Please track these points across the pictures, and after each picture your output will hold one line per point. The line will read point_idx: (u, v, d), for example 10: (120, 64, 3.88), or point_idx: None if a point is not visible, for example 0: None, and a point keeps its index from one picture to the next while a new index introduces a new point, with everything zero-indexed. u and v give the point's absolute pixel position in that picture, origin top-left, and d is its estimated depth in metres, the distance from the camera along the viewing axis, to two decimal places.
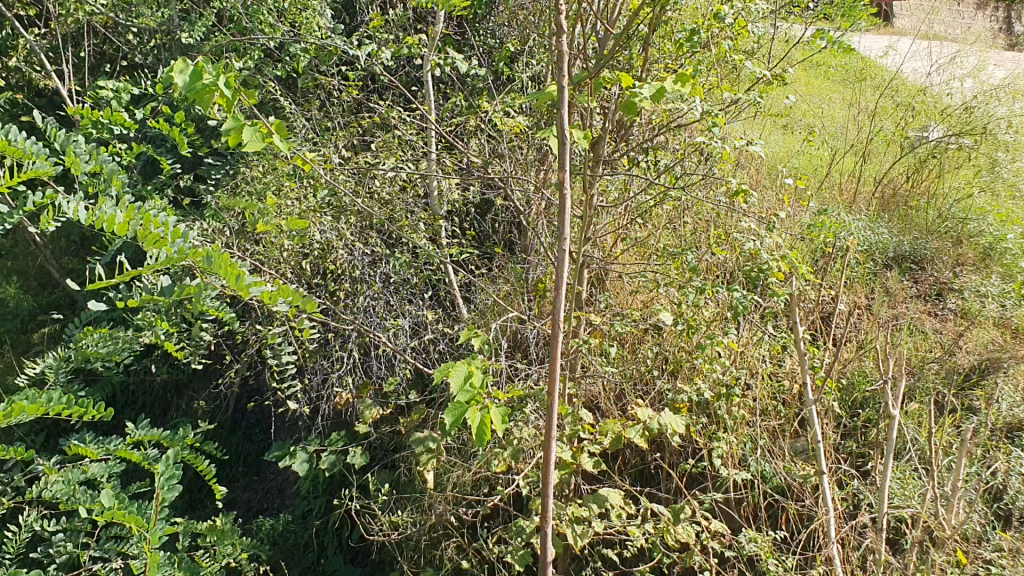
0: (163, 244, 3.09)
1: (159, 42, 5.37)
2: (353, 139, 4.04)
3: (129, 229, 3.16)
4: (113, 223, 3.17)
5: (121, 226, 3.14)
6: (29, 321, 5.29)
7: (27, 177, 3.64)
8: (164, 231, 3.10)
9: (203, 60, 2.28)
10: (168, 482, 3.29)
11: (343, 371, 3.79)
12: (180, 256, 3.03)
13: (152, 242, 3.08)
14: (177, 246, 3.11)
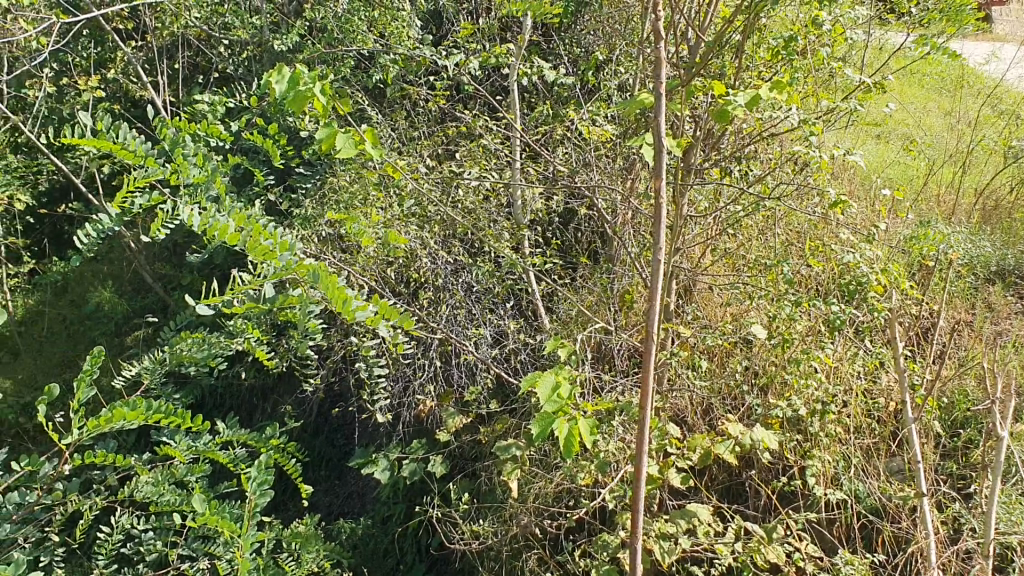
0: (272, 256, 3.23)
1: (251, 53, 5.50)
2: (439, 148, 4.07)
3: (240, 239, 3.29)
4: (224, 232, 3.30)
5: (233, 236, 3.28)
6: (124, 325, 5.46)
7: (139, 182, 3.86)
8: (273, 244, 3.23)
9: (301, 68, 2.34)
10: (261, 488, 3.28)
11: (424, 380, 3.81)
12: (288, 268, 3.19)
13: (261, 254, 3.21)
14: (284, 259, 3.23)
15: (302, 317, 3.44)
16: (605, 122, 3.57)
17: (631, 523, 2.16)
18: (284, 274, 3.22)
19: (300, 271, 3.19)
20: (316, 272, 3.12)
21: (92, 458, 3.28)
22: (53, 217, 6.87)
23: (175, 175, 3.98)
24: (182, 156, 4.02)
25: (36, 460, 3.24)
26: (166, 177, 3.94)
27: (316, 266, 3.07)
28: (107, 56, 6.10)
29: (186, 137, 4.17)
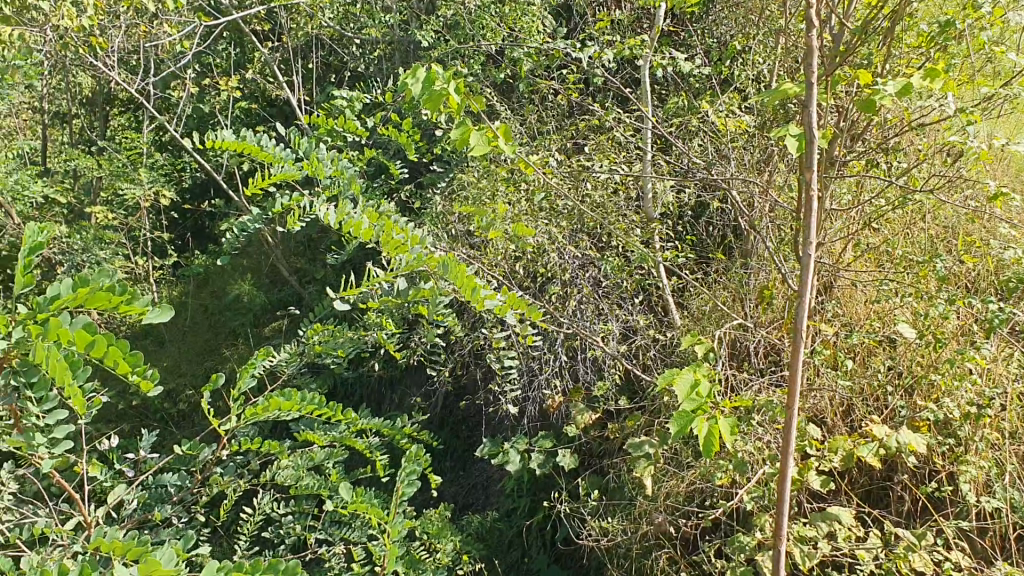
0: (403, 250, 3.35)
1: (383, 51, 5.59)
2: (568, 142, 4.05)
3: (373, 234, 3.44)
4: (358, 228, 3.45)
5: (366, 230, 3.41)
6: (261, 316, 5.68)
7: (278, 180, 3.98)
8: (404, 237, 3.35)
9: (435, 68, 2.38)
10: (409, 478, 3.25)
11: (551, 374, 3.81)
12: (418, 261, 3.30)
13: (394, 248, 3.34)
14: (415, 252, 3.34)
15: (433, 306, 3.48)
16: (740, 113, 3.47)
17: (776, 525, 2.17)
18: (415, 266, 3.33)
19: (430, 264, 3.29)
20: (447, 265, 3.17)
21: (246, 444, 3.38)
22: (195, 213, 7.19)
23: (312, 174, 4.08)
24: (318, 159, 4.10)
25: (196, 444, 3.41)
26: (303, 175, 4.06)
27: (444, 257, 3.18)
28: (245, 58, 6.42)
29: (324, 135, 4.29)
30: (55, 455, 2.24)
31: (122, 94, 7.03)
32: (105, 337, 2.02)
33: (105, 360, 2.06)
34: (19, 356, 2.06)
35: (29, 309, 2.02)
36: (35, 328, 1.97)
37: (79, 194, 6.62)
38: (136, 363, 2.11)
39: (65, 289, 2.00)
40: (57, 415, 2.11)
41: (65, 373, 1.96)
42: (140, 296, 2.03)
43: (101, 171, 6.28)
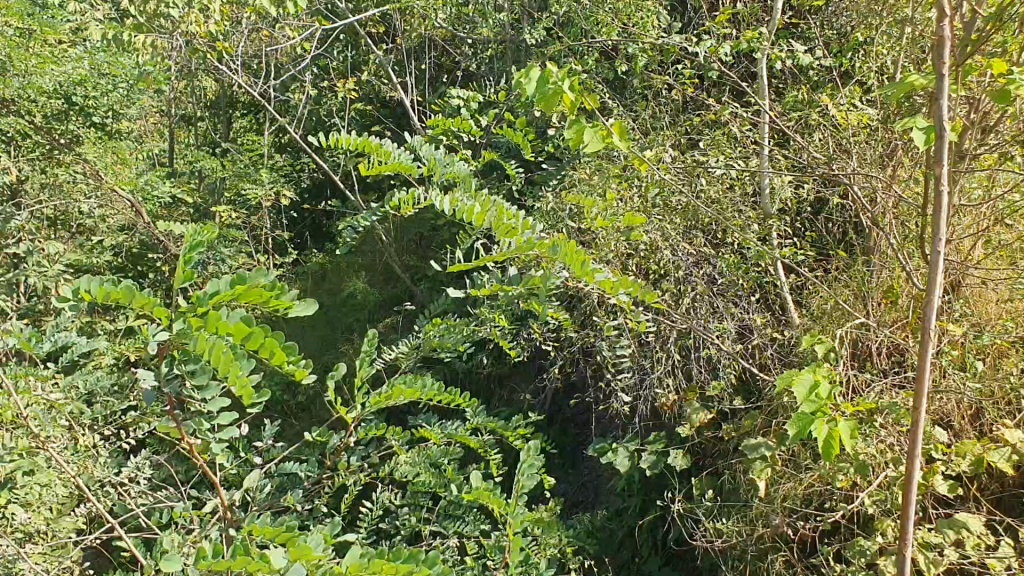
0: (515, 234, 3.42)
1: (495, 51, 5.62)
2: (681, 138, 4.00)
3: (485, 219, 3.52)
4: (472, 213, 3.56)
5: (479, 216, 3.52)
6: (375, 312, 5.82)
7: (393, 176, 4.09)
8: (516, 222, 3.43)
9: (551, 65, 2.40)
10: (529, 468, 3.06)
11: (664, 373, 3.75)
12: (528, 244, 3.36)
13: (505, 232, 3.42)
14: (526, 237, 3.41)
15: (544, 293, 3.49)
16: (862, 107, 3.38)
17: (903, 527, 2.11)
18: (525, 249, 3.38)
19: (540, 248, 3.33)
20: (557, 246, 3.28)
21: (369, 432, 3.45)
22: (313, 211, 7.40)
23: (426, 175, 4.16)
24: (435, 160, 4.19)
25: (325, 431, 3.48)
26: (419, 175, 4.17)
27: (556, 237, 3.27)
28: (361, 60, 6.56)
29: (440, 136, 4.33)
30: (219, 435, 2.36)
31: (243, 97, 7.31)
32: (260, 330, 2.15)
33: (261, 351, 2.18)
34: (180, 346, 2.16)
35: (188, 303, 2.10)
36: (196, 321, 2.10)
37: (203, 194, 6.93)
38: (289, 354, 2.22)
39: (223, 286, 2.10)
40: (220, 402, 2.21)
41: (228, 363, 2.11)
42: (288, 292, 2.12)
43: (225, 172, 6.57)
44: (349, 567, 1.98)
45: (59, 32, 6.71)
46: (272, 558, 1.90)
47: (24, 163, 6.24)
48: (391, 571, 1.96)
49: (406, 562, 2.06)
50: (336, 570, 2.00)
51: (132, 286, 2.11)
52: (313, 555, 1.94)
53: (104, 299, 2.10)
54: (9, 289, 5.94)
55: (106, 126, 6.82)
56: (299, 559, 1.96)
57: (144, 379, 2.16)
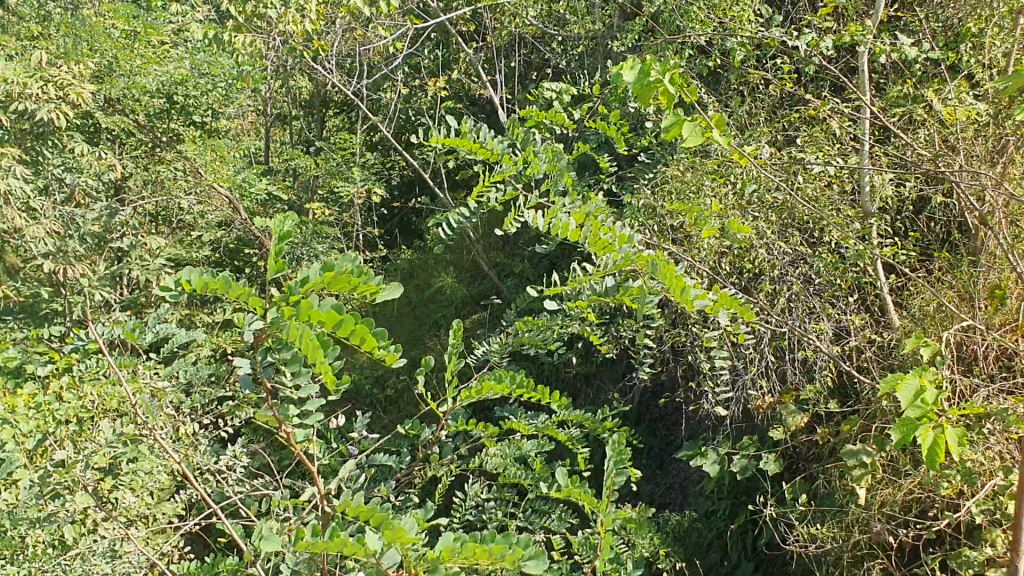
0: (611, 249, 3.36)
1: (585, 47, 5.60)
2: (777, 135, 3.93)
3: (582, 235, 3.46)
4: (567, 230, 3.48)
5: (575, 232, 3.44)
6: (462, 309, 5.87)
7: (496, 178, 4.11)
8: (612, 237, 3.35)
9: (653, 59, 2.53)
10: (618, 465, 2.89)
11: (757, 375, 3.68)
12: (626, 260, 3.33)
13: (602, 248, 3.36)
14: (624, 251, 3.34)
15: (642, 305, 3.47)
16: (971, 101, 3.26)
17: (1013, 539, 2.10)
18: (622, 265, 3.36)
19: (638, 262, 3.32)
20: (657, 264, 3.23)
21: (462, 425, 3.46)
22: (404, 209, 7.49)
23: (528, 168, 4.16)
24: (532, 152, 4.19)
25: (416, 425, 3.48)
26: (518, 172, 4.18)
27: (654, 256, 3.22)
28: (451, 58, 6.61)
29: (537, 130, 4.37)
30: (309, 423, 2.38)
31: (336, 95, 7.43)
32: (351, 317, 2.10)
33: (352, 339, 2.13)
34: (276, 335, 2.20)
35: (282, 292, 2.14)
36: (289, 310, 2.12)
37: (298, 191, 7.08)
38: (380, 341, 2.15)
39: (313, 274, 2.12)
40: (309, 389, 2.21)
41: (317, 350, 2.09)
42: (375, 277, 2.09)
43: (318, 169, 6.70)
44: (443, 552, 1.99)
45: (162, 32, 7.02)
46: (367, 540, 1.94)
47: (129, 160, 6.50)
48: (484, 554, 1.97)
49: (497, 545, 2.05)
50: (430, 555, 2.01)
51: (229, 278, 2.15)
52: (406, 537, 1.95)
53: (202, 291, 2.15)
54: (114, 282, 6.20)
55: (205, 125, 7.07)
56: (394, 542, 1.97)
57: (241, 365, 2.23)
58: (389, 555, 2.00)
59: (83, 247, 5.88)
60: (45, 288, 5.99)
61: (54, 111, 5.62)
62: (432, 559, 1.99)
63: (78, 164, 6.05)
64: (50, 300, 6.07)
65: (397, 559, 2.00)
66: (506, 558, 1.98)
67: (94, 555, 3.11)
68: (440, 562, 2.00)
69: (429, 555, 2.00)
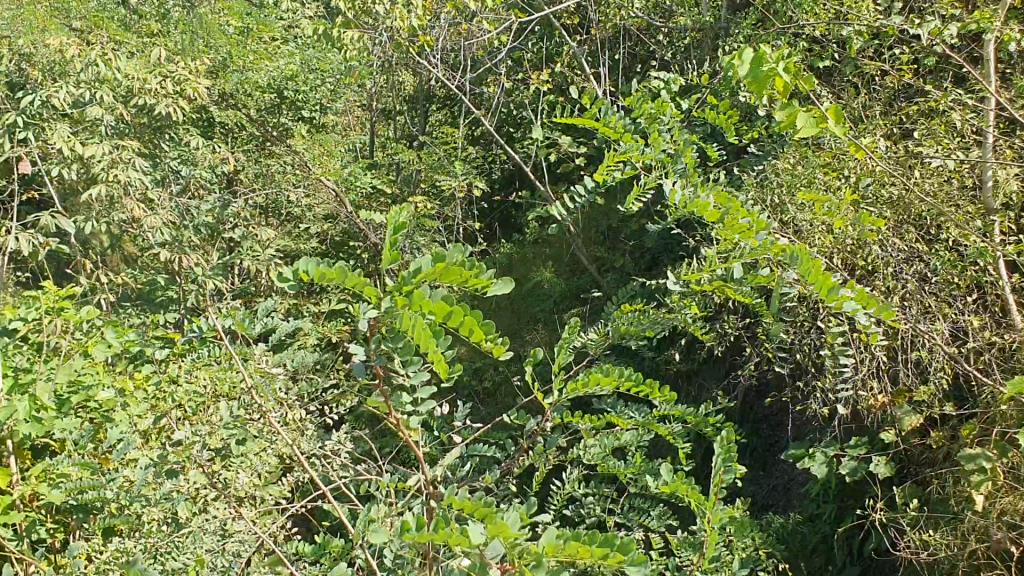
0: (749, 234, 3.29)
1: (693, 40, 5.53)
2: (892, 128, 3.83)
3: (718, 216, 3.37)
4: (704, 210, 3.39)
5: (712, 214, 3.35)
6: (561, 303, 5.87)
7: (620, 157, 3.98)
8: (752, 222, 3.28)
9: (767, 48, 2.50)
10: (727, 463, 2.80)
11: (868, 374, 3.59)
12: (764, 246, 3.24)
13: (741, 232, 3.28)
14: (761, 238, 3.27)
15: (774, 294, 3.39)
16: None
17: None
18: (759, 252, 3.28)
19: (776, 251, 3.22)
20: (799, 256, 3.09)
21: (566, 417, 3.32)
22: (505, 203, 7.53)
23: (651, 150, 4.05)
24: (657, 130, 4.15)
25: (522, 414, 3.36)
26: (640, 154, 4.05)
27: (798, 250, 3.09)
28: (555, 51, 6.61)
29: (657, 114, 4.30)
30: (422, 412, 2.43)
31: (440, 90, 7.49)
32: (461, 308, 2.14)
33: (460, 329, 2.17)
34: (388, 324, 2.24)
35: (395, 282, 2.15)
36: (402, 300, 2.13)
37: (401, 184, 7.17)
38: (488, 332, 2.18)
39: (425, 264, 2.12)
40: (422, 376, 2.29)
41: (428, 339, 2.14)
42: (486, 270, 2.09)
43: (420, 164, 6.76)
44: (546, 547, 1.96)
45: (274, 29, 7.19)
46: (471, 532, 1.94)
47: (240, 154, 6.71)
48: (587, 553, 1.92)
49: (602, 545, 1.99)
50: (533, 550, 1.99)
51: (345, 267, 2.17)
52: (509, 532, 1.94)
53: (318, 279, 2.15)
54: (226, 271, 6.41)
55: (314, 119, 7.23)
56: (498, 534, 1.97)
57: (355, 352, 2.28)
58: (492, 547, 2.00)
59: (198, 236, 6.12)
60: (162, 275, 6.19)
61: (171, 106, 5.84)
62: (534, 553, 1.96)
63: (193, 156, 6.30)
64: (165, 287, 6.30)
65: (500, 551, 2.00)
66: (611, 559, 1.91)
67: (206, 533, 3.19)
68: (543, 557, 1.98)
69: (532, 549, 1.97)
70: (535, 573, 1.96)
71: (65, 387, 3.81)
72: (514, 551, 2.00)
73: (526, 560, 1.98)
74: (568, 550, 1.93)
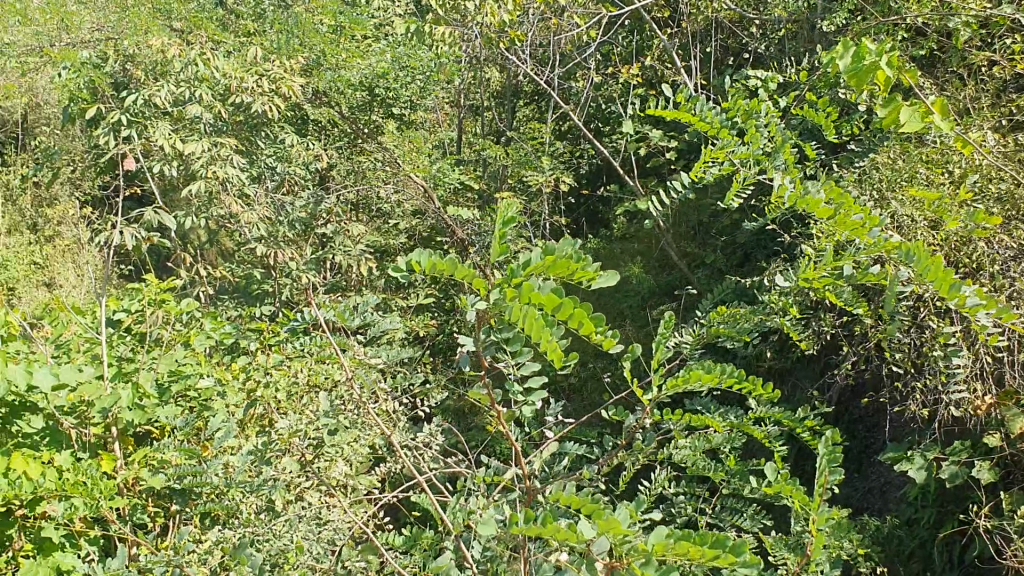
0: (861, 232, 3.19)
1: (787, 32, 5.45)
2: (1000, 121, 3.71)
3: (830, 213, 3.30)
4: (815, 207, 3.32)
5: (822, 212, 3.26)
6: (650, 299, 5.83)
7: (714, 152, 3.94)
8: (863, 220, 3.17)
9: (869, 40, 2.40)
10: (831, 463, 2.51)
11: (973, 375, 3.50)
12: (876, 245, 3.11)
13: (852, 231, 3.18)
14: (875, 234, 3.17)
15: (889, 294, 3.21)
16: None
17: None
18: (872, 251, 3.16)
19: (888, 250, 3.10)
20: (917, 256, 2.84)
21: (667, 415, 3.08)
22: (592, 198, 7.51)
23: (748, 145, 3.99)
24: (754, 125, 4.08)
25: (620, 410, 3.11)
26: (737, 149, 4.00)
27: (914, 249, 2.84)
28: (646, 44, 6.57)
29: (755, 107, 4.24)
30: (533, 402, 2.50)
31: (527, 85, 7.51)
32: (571, 301, 2.09)
33: (571, 322, 2.12)
34: (497, 315, 2.22)
35: (504, 273, 2.13)
36: (512, 292, 2.10)
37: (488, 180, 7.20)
38: (598, 325, 2.14)
39: (535, 257, 2.10)
40: (531, 365, 2.29)
41: (540, 329, 2.08)
42: (594, 262, 2.07)
43: (508, 159, 6.78)
44: (655, 546, 1.91)
45: (365, 27, 7.30)
46: (580, 527, 1.93)
47: (333, 151, 6.82)
48: (696, 553, 1.84)
49: (713, 545, 1.90)
50: (643, 548, 1.95)
51: (455, 258, 2.13)
52: (620, 528, 1.92)
53: (430, 271, 2.12)
54: (318, 266, 6.53)
55: (404, 116, 7.31)
56: (608, 531, 1.96)
57: (465, 344, 2.29)
58: (599, 543, 2.01)
59: (292, 231, 6.24)
60: (258, 269, 6.36)
61: (268, 104, 6.00)
62: (643, 551, 1.92)
63: (289, 154, 6.43)
64: (261, 281, 6.44)
65: (607, 547, 2.01)
66: (721, 560, 1.83)
67: (303, 521, 3.27)
68: (651, 555, 1.93)
69: (641, 547, 1.93)
70: (644, 570, 1.90)
71: (166, 376, 3.92)
72: (622, 547, 1.98)
73: (635, 557, 1.94)
74: (676, 549, 1.87)
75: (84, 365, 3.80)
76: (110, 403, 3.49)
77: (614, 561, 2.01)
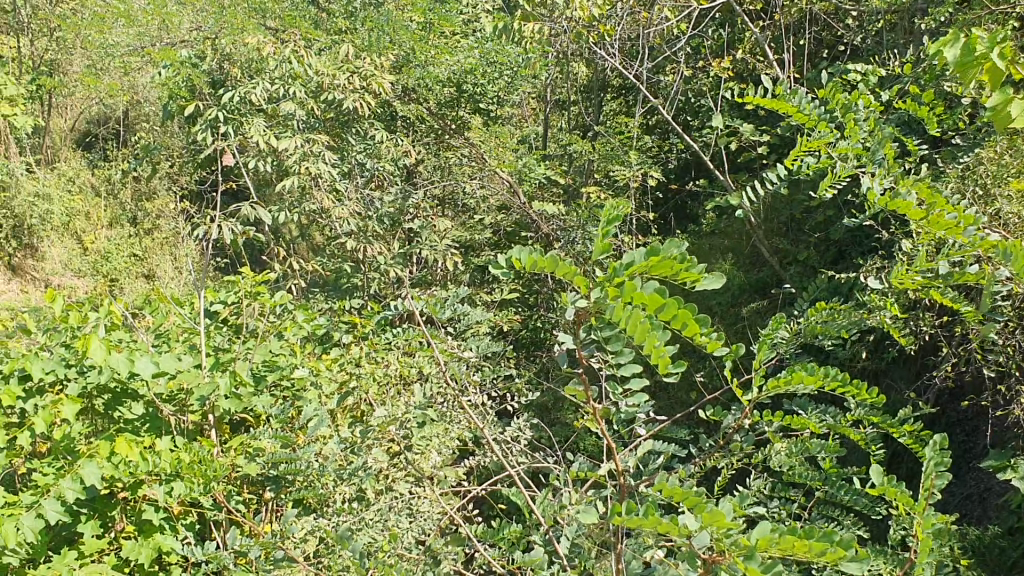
0: (958, 231, 3.05)
1: (885, 23, 5.32)
2: None
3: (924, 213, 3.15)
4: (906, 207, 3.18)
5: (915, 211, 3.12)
6: (740, 296, 5.76)
7: (811, 144, 3.86)
8: (960, 218, 3.04)
9: (980, 32, 2.34)
10: (938, 466, 2.44)
11: None
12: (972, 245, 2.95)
13: (947, 231, 3.04)
14: (971, 233, 3.01)
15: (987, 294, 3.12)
16: None
17: None
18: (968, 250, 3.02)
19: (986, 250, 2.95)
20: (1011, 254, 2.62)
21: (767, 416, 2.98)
22: (681, 194, 7.45)
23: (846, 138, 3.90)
24: (851, 119, 3.99)
25: (719, 410, 3.01)
26: (834, 143, 3.91)
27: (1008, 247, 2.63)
28: (737, 37, 6.49)
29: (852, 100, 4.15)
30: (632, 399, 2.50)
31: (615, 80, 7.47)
32: (674, 302, 2.05)
33: (674, 323, 2.09)
34: (597, 314, 2.20)
35: (606, 272, 2.10)
36: (614, 291, 2.06)
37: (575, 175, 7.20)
38: (701, 326, 2.11)
39: (638, 257, 2.08)
40: (632, 366, 2.24)
41: (643, 332, 2.04)
42: (698, 264, 2.01)
43: (596, 154, 6.76)
44: (758, 541, 1.89)
45: (454, 23, 7.37)
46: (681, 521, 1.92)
47: (421, 147, 6.91)
48: (801, 549, 1.80)
49: (819, 540, 1.88)
50: (745, 543, 1.93)
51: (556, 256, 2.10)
52: (723, 522, 1.89)
53: (531, 268, 2.11)
54: (406, 260, 6.61)
55: (491, 112, 7.35)
56: (710, 524, 1.93)
57: (564, 341, 2.28)
58: (700, 536, 1.99)
59: (381, 226, 6.34)
60: (348, 263, 6.48)
61: (359, 100, 6.12)
62: (745, 546, 1.90)
63: (379, 150, 6.54)
64: (351, 274, 6.57)
65: (707, 540, 1.99)
66: (828, 555, 1.79)
67: (394, 511, 3.33)
68: (753, 550, 1.90)
69: (743, 541, 1.91)
70: (748, 565, 1.87)
71: (261, 366, 4.01)
72: (723, 542, 1.96)
73: (737, 551, 1.92)
74: (778, 545, 1.84)
75: (182, 354, 3.92)
76: (208, 391, 3.58)
77: (716, 555, 1.99)
